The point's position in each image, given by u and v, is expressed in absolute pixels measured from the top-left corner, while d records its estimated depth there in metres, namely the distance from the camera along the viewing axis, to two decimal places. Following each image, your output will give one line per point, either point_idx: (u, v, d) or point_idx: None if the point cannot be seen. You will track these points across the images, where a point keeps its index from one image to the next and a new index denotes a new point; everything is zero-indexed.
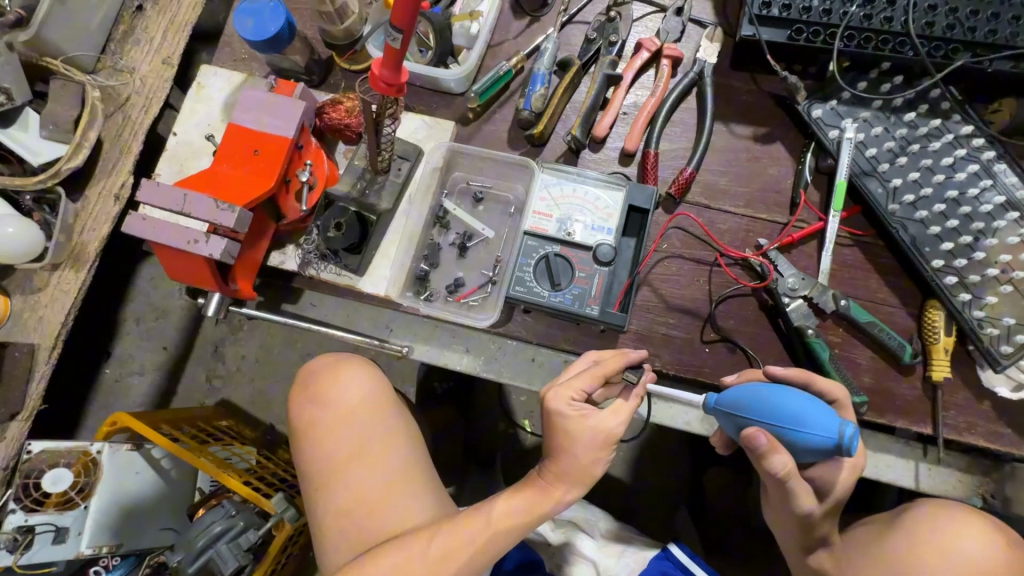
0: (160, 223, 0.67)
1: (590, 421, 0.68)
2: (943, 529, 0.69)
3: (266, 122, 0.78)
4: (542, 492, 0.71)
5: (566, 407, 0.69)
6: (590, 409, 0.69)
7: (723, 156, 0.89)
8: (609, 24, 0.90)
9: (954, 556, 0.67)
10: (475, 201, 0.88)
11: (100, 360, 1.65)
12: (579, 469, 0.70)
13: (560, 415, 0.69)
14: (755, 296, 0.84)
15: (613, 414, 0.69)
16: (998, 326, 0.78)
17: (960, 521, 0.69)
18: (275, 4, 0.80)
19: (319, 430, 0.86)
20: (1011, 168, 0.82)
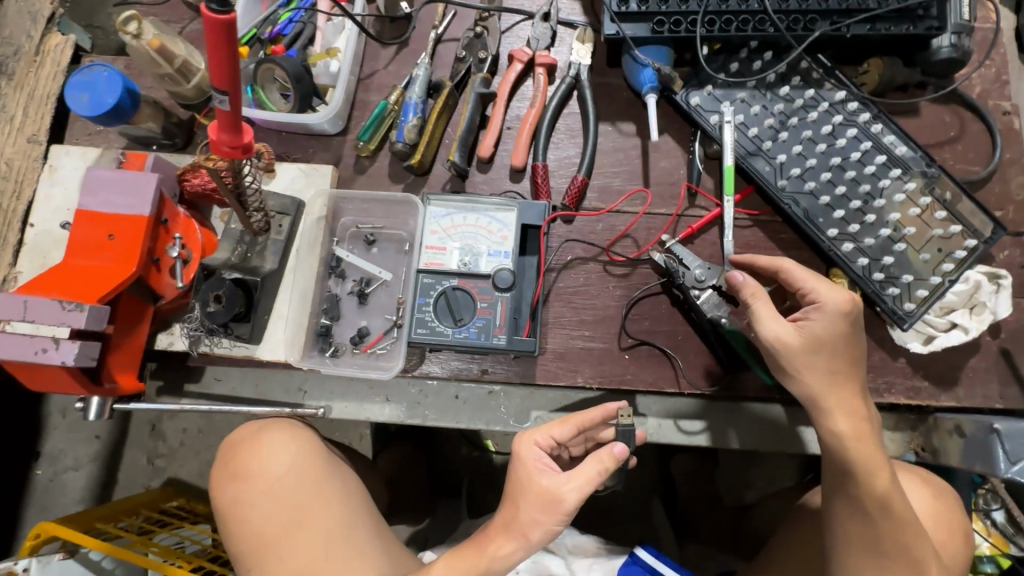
0: (3, 338, 0.62)
1: (543, 479, 0.64)
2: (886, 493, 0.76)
3: (118, 202, 0.72)
4: (478, 549, 0.67)
5: (539, 453, 0.67)
6: (549, 468, 0.65)
7: (614, 157, 0.87)
8: (477, 40, 0.87)
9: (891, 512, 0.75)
10: (368, 244, 0.83)
11: (28, 462, 1.54)
12: (522, 525, 0.64)
13: (522, 460, 0.66)
14: (666, 294, 0.83)
15: (571, 477, 0.64)
16: (899, 284, 0.79)
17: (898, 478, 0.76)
18: (108, 73, 0.74)
19: (246, 507, 0.78)
20: (888, 127, 0.83)
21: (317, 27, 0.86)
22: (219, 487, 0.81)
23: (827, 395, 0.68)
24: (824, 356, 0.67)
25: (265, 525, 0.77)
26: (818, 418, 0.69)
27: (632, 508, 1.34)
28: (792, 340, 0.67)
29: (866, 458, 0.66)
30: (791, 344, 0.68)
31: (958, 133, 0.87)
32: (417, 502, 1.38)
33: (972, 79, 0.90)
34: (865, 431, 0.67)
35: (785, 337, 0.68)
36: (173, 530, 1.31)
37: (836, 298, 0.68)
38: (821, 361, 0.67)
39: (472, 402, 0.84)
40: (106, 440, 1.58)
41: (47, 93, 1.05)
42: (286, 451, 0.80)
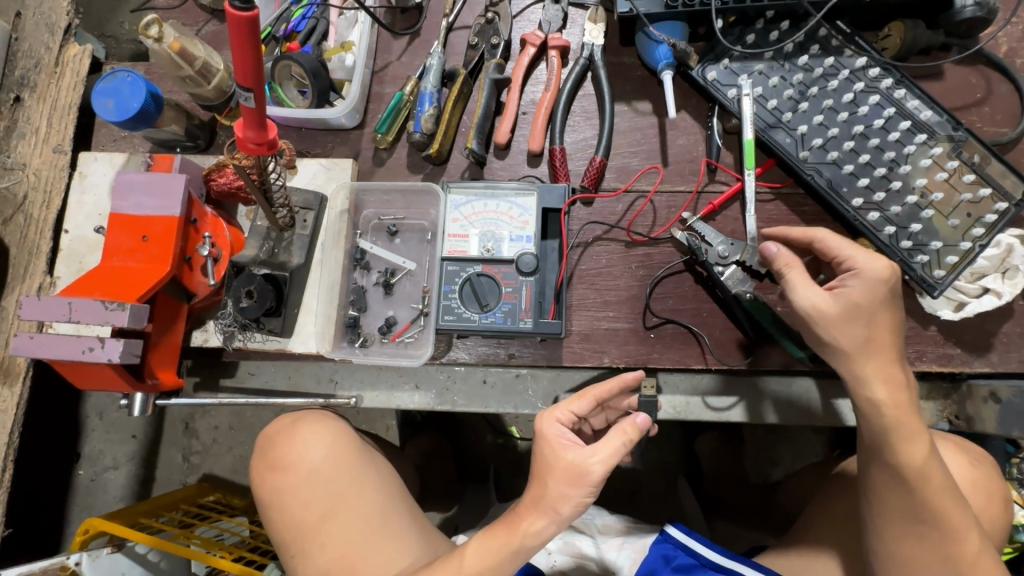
0: (52, 338, 0.64)
1: (568, 453, 0.64)
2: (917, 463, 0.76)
3: (149, 204, 0.74)
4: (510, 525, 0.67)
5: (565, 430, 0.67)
6: (572, 442, 0.65)
7: (632, 136, 0.87)
8: (489, 25, 0.87)
9: None
10: (390, 235, 0.84)
11: (71, 463, 1.59)
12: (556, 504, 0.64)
13: (546, 437, 0.66)
14: (689, 271, 0.83)
15: (597, 450, 0.64)
16: (928, 252, 0.78)
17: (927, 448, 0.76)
18: (132, 78, 0.76)
19: (285, 497, 0.80)
20: (911, 91, 0.81)
21: (331, 22, 0.87)
22: (259, 479, 0.83)
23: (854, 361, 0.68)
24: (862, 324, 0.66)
25: (306, 513, 0.79)
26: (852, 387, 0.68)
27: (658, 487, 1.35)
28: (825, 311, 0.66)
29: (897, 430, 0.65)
30: (828, 314, 0.67)
31: (985, 95, 0.85)
32: (445, 489, 1.40)
33: (998, 38, 0.87)
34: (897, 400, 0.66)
35: (820, 306, 0.67)
36: (211, 523, 1.34)
37: (873, 265, 0.66)
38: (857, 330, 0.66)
39: (500, 386, 0.85)
40: (142, 439, 1.63)
41: (66, 103, 1.08)
42: (320, 441, 0.82)
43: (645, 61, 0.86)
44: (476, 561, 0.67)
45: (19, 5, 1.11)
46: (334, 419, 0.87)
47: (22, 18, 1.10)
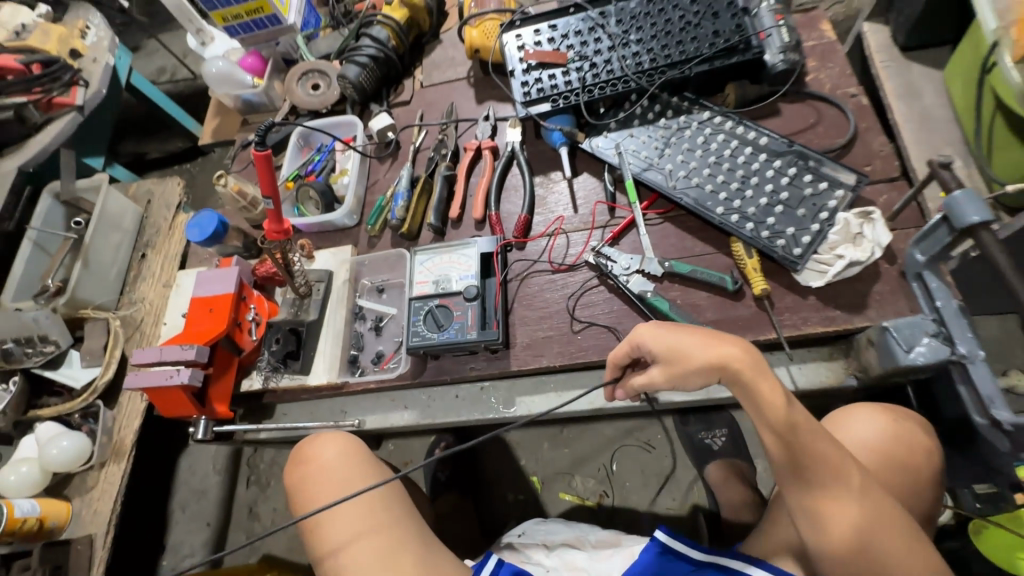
0: (149, 373, 0.95)
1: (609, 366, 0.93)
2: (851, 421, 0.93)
3: (216, 288, 1.09)
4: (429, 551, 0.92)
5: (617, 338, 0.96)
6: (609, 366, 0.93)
7: (549, 197, 1.16)
8: (442, 143, 1.26)
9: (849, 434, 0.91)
10: (379, 292, 1.14)
11: (157, 554, 1.84)
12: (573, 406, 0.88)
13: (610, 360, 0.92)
14: (604, 284, 1.05)
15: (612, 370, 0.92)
16: (785, 236, 0.96)
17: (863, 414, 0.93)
18: (211, 213, 1.17)
19: (310, 485, 1.00)
20: (748, 127, 1.07)
21: (337, 160, 1.29)
22: (289, 473, 1.03)
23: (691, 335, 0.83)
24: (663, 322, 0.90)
25: (322, 500, 0.98)
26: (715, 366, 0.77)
27: None
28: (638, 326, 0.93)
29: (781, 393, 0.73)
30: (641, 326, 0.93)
31: (817, 118, 1.08)
32: (469, 539, 1.50)
33: (821, 79, 1.13)
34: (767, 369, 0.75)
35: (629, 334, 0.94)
36: None
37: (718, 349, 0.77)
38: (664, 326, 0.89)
39: (468, 398, 1.06)
40: (215, 527, 1.87)
41: (174, 252, 1.72)
42: (337, 446, 1.02)
43: (550, 143, 1.17)
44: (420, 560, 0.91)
45: (149, 195, 1.83)
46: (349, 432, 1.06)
47: (151, 204, 1.81)
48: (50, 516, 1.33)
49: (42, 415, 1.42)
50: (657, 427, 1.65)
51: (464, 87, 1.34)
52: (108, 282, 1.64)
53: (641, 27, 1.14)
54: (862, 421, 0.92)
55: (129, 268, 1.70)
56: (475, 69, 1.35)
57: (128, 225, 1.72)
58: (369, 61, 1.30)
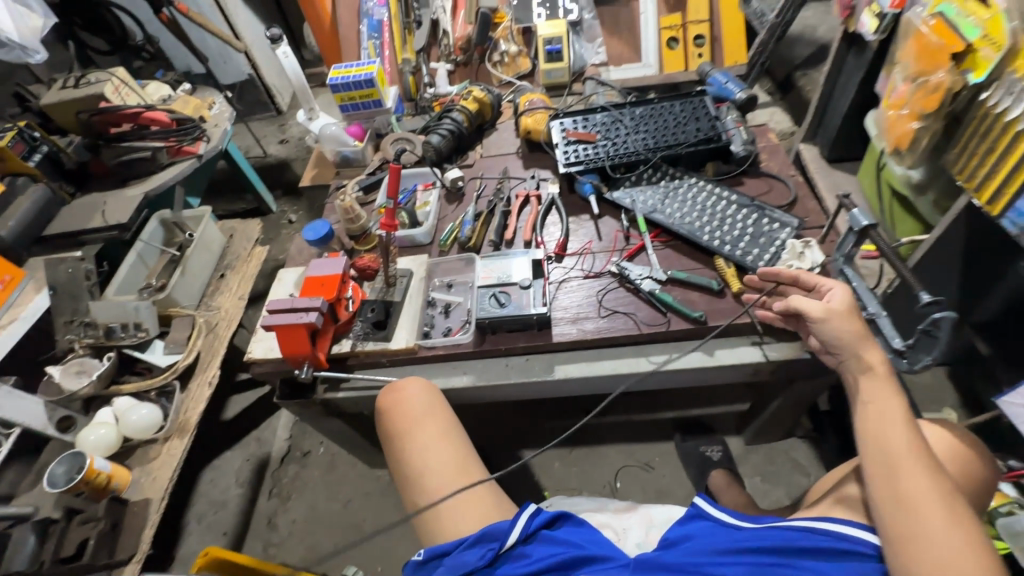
0: (283, 313, 1.23)
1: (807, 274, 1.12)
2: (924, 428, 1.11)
3: (327, 269, 1.41)
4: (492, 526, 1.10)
5: (813, 314, 1.02)
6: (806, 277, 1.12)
7: (580, 230, 1.57)
8: (499, 191, 1.69)
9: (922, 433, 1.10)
10: (449, 287, 1.48)
11: (167, 565, 1.86)
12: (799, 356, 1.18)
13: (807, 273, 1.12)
14: (623, 287, 1.41)
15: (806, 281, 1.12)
16: (752, 254, 1.36)
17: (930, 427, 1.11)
18: (323, 221, 1.53)
19: (395, 415, 1.24)
20: (723, 189, 1.53)
21: (417, 197, 1.70)
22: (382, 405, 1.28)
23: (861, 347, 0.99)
24: (857, 320, 1.02)
25: (403, 427, 1.23)
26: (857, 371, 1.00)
27: None
28: (839, 309, 1.02)
29: (887, 408, 0.95)
30: (837, 312, 1.02)
31: (769, 188, 1.55)
32: None
33: (770, 165, 1.62)
34: (894, 389, 0.97)
35: (828, 310, 1.02)
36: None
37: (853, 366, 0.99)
38: (853, 326, 1.01)
39: (517, 365, 1.34)
40: (229, 538, 1.91)
41: (249, 275, 2.05)
42: (420, 393, 1.26)
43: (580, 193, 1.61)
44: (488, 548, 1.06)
45: (232, 231, 2.19)
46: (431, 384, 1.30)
47: (233, 238, 2.17)
48: (117, 476, 1.46)
49: (124, 389, 1.61)
50: (656, 451, 1.88)
51: (514, 157, 1.81)
52: (193, 290, 1.92)
53: (648, 124, 1.65)
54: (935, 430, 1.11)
55: (209, 283, 2.00)
56: (523, 146, 1.84)
57: (215, 249, 2.06)
58: (448, 133, 1.78)
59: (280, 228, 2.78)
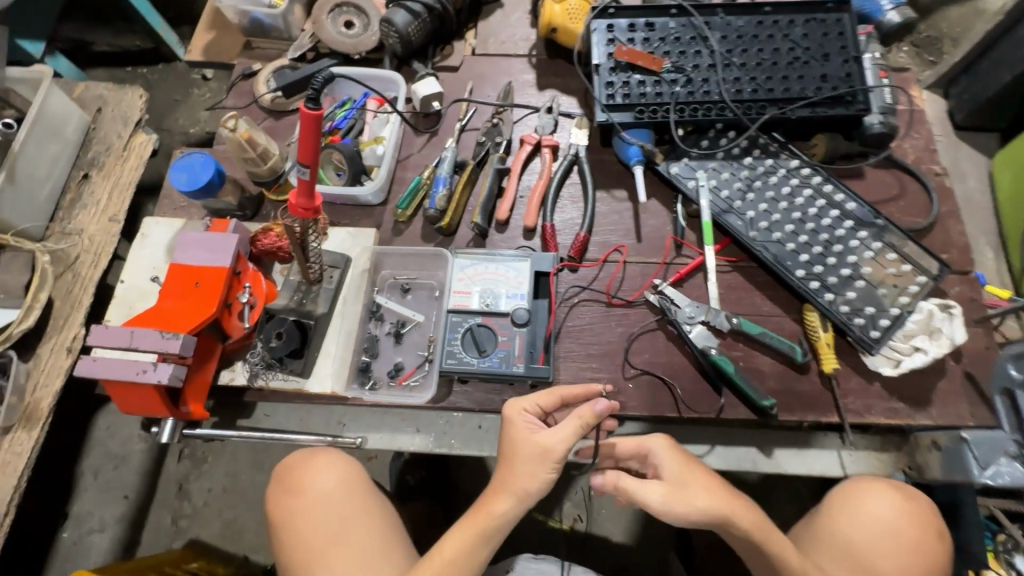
0: (112, 361, 0.74)
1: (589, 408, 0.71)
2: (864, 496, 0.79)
3: (205, 258, 0.88)
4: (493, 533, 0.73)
5: (652, 506, 0.71)
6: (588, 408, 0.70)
7: (610, 218, 1.04)
8: (494, 128, 1.09)
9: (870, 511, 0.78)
10: (403, 291, 0.98)
11: (55, 525, 1.56)
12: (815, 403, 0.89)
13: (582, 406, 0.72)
14: (662, 330, 0.95)
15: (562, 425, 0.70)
16: (864, 315, 0.91)
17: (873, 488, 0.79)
18: (204, 158, 0.94)
19: (298, 521, 0.80)
20: (837, 186, 0.99)
21: (366, 122, 1.08)
22: (272, 501, 0.84)
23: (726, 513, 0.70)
24: (696, 484, 0.71)
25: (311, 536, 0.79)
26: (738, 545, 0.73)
27: None
28: (669, 492, 0.70)
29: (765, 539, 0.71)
30: (671, 494, 0.70)
31: (900, 192, 1.03)
32: None
33: (906, 148, 1.07)
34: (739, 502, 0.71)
35: (663, 495, 0.70)
36: None
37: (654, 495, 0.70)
38: (699, 492, 0.70)
39: (494, 430, 0.94)
40: (133, 500, 1.62)
41: (127, 180, 1.41)
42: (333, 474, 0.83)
43: (620, 152, 1.04)
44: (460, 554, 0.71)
45: (100, 102, 1.46)
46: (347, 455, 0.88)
47: (103, 113, 1.45)
48: None
49: None
50: None
51: (523, 66, 1.16)
52: (39, 201, 1.31)
53: (745, 50, 1.03)
54: (875, 506, 0.78)
55: (66, 187, 1.37)
56: (539, 48, 1.17)
57: (70, 135, 1.37)
58: (422, 7, 1.08)
59: (190, 87, 1.97)
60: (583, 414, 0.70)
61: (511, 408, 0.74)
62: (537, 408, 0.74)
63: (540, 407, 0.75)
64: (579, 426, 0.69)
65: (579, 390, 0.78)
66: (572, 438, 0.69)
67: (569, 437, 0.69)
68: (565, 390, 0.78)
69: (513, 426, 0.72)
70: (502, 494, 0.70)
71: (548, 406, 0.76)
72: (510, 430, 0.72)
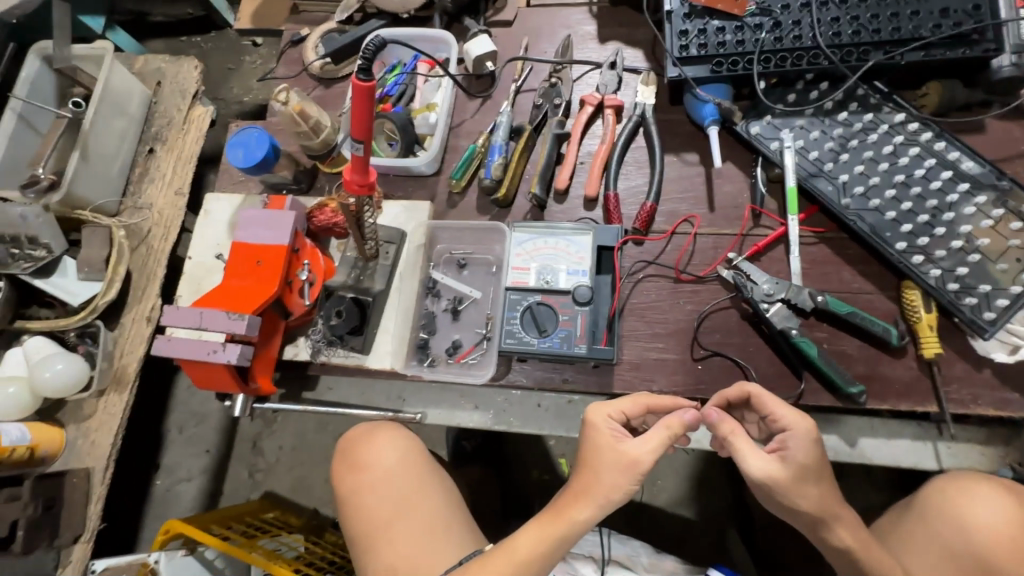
0: (184, 341, 0.77)
1: (674, 418, 0.68)
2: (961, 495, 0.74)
3: (265, 236, 0.87)
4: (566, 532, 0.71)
5: (753, 478, 0.67)
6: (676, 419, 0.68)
7: (680, 185, 0.95)
8: (552, 88, 1.00)
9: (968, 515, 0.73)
10: (459, 267, 0.95)
11: (150, 473, 1.72)
12: (908, 389, 0.81)
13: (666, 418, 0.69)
14: (736, 308, 0.88)
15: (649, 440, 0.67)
16: (976, 294, 0.80)
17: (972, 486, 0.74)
18: (259, 133, 0.93)
19: (363, 494, 0.84)
20: (951, 144, 0.86)
21: (417, 87, 1.03)
22: (337, 478, 0.87)
23: (832, 521, 0.67)
24: (815, 484, 0.66)
25: (375, 511, 0.82)
26: (824, 548, 0.70)
27: (707, 536, 1.32)
28: (785, 475, 0.65)
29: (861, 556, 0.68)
30: (785, 479, 0.66)
31: None
32: (497, 519, 1.29)
33: None
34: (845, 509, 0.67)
35: (774, 473, 0.66)
36: (272, 537, 1.43)
37: (760, 467, 0.66)
38: (812, 492, 0.66)
39: (553, 409, 0.91)
40: (214, 454, 1.75)
41: (188, 153, 1.44)
42: (393, 448, 0.86)
43: (693, 112, 0.94)
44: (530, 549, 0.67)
45: (159, 76, 1.48)
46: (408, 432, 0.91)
47: (162, 87, 1.47)
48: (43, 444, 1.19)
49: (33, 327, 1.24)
50: None
51: (584, 16, 1.06)
52: (111, 177, 1.36)
53: None
54: (981, 507, 0.73)
55: (134, 162, 1.42)
56: None
57: (134, 110, 1.40)
58: None
59: (241, 54, 1.96)
60: (671, 422, 0.67)
61: (592, 414, 0.71)
62: (622, 415, 0.72)
63: (623, 414, 0.72)
64: (664, 436, 0.67)
65: (664, 402, 0.75)
66: (660, 448, 0.66)
67: (658, 449, 0.67)
68: (650, 399, 0.74)
69: (597, 432, 0.70)
70: (582, 501, 0.67)
71: (631, 413, 0.73)
72: (592, 435, 0.70)
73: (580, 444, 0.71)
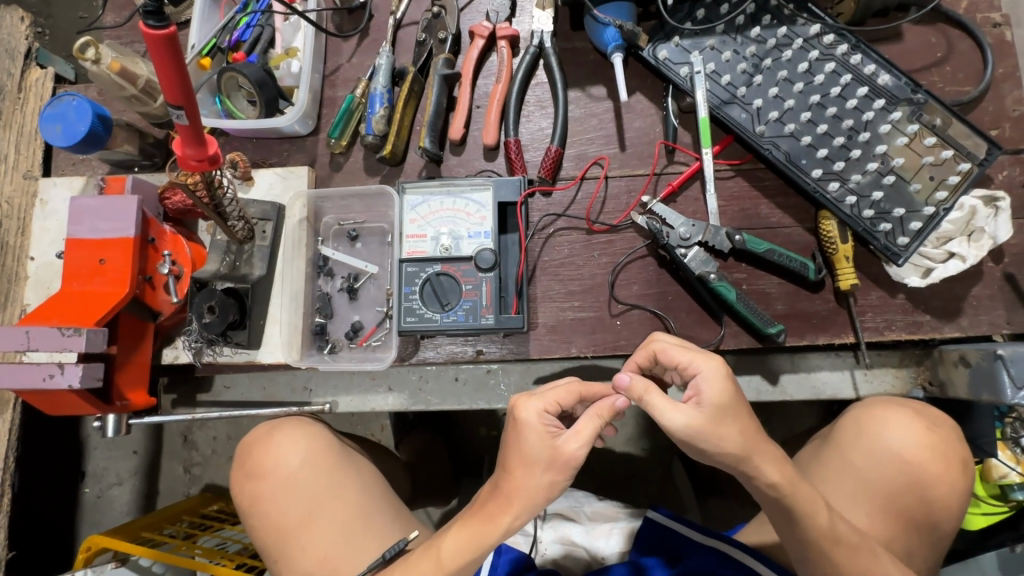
0: (10, 369, 0.65)
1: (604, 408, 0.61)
2: (873, 424, 0.74)
3: (104, 229, 0.73)
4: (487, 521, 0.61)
5: (676, 436, 0.58)
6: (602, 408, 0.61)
7: (589, 123, 0.86)
8: (435, 20, 0.86)
9: (881, 445, 0.73)
10: (351, 239, 0.85)
11: (74, 482, 1.56)
12: (826, 321, 0.79)
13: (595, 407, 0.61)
14: (652, 255, 0.82)
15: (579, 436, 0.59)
16: (891, 219, 0.77)
17: (884, 414, 0.74)
18: (78, 101, 0.76)
19: (267, 503, 0.77)
20: (867, 56, 0.79)
21: (276, 28, 0.87)
22: (239, 489, 0.80)
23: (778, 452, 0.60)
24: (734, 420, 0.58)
25: (282, 517, 0.76)
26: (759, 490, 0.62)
27: (657, 471, 1.33)
28: (703, 421, 0.57)
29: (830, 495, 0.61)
30: (703, 428, 0.57)
31: (946, 54, 0.82)
32: (443, 485, 1.25)
33: None
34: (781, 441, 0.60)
35: (693, 424, 0.57)
36: (214, 532, 1.35)
37: (682, 419, 0.58)
38: (734, 431, 0.57)
39: (471, 382, 0.85)
40: (144, 454, 1.60)
41: (33, 129, 1.03)
42: (295, 448, 0.79)
43: (592, 35, 0.83)
44: (452, 553, 0.60)
45: None
46: (314, 425, 0.84)
47: None
48: None
49: None
50: None
51: None
52: None
53: None
54: (891, 434, 0.73)
55: None
56: None
57: None
58: None
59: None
60: (602, 409, 0.60)
61: (523, 411, 0.61)
62: (556, 407, 0.63)
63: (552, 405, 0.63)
64: (596, 427, 0.60)
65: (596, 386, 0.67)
66: (593, 443, 0.59)
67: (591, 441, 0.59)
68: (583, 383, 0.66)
69: (528, 429, 0.61)
70: (513, 505, 0.59)
71: (566, 404, 0.64)
72: (523, 434, 0.60)
73: (507, 438, 0.62)
